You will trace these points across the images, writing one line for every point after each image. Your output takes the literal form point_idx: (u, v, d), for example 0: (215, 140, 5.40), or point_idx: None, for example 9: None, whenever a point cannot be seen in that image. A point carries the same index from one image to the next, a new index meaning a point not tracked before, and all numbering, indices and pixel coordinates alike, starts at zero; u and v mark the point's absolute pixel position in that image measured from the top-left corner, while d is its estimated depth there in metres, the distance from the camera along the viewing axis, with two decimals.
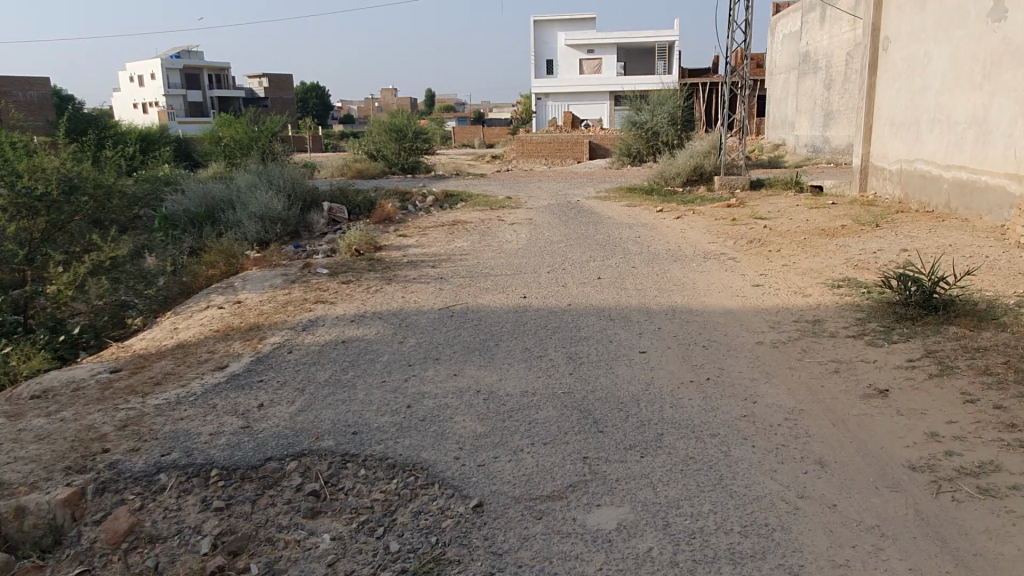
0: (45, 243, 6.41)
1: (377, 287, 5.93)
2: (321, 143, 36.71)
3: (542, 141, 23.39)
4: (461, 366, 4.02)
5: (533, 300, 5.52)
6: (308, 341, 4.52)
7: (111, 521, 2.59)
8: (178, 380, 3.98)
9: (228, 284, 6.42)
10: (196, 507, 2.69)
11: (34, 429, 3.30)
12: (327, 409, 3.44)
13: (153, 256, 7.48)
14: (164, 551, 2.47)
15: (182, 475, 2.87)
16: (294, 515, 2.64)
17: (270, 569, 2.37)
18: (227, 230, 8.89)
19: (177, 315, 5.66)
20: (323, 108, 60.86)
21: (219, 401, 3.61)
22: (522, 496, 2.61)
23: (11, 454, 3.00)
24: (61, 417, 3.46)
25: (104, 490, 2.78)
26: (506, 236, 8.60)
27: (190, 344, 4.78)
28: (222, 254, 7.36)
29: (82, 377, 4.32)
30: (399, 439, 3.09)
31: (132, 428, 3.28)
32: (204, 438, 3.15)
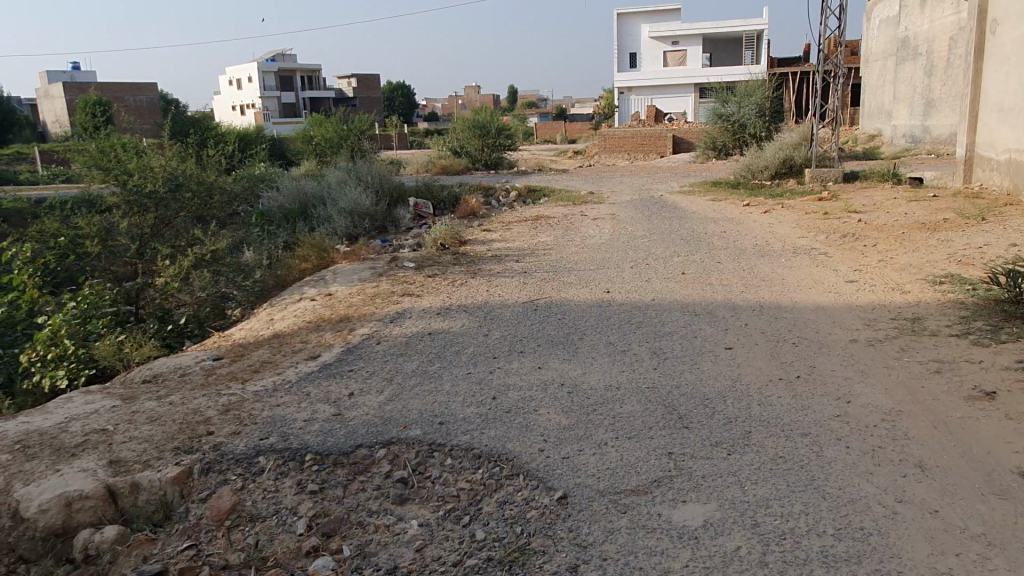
0: (154, 238, 6.83)
1: (462, 280, 6.03)
2: (406, 141, 37.61)
3: (624, 135, 23.14)
4: (544, 359, 4.04)
5: (616, 294, 5.49)
6: (396, 333, 4.64)
7: (215, 499, 2.75)
8: (274, 368, 4.17)
9: (319, 277, 6.66)
10: (292, 489, 2.82)
11: (146, 411, 3.55)
12: (414, 399, 3.54)
13: (250, 250, 7.86)
14: (263, 530, 2.60)
15: (279, 459, 3.01)
16: (383, 501, 2.73)
17: (360, 551, 2.46)
18: (319, 226, 9.22)
19: (273, 307, 5.93)
20: (409, 106, 62.21)
21: (313, 388, 3.76)
22: (607, 489, 2.61)
23: (126, 434, 3.24)
24: (170, 400, 3.70)
25: (209, 470, 2.95)
26: (589, 230, 8.58)
27: (285, 334, 5.01)
28: (314, 249, 7.65)
29: (187, 364, 4.61)
30: (484, 430, 3.15)
31: (233, 412, 3.46)
32: (299, 424, 3.29)
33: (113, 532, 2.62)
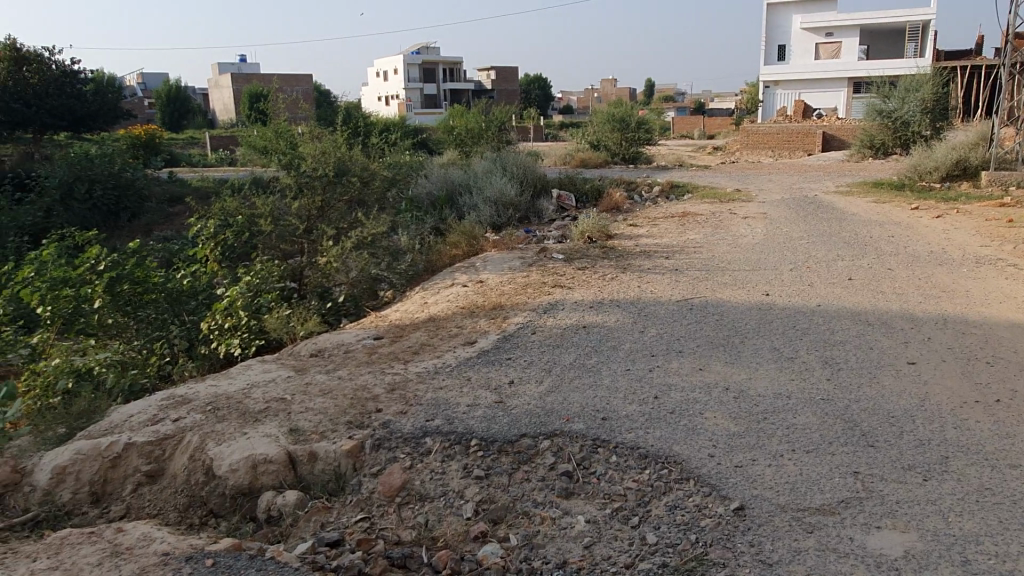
0: (320, 219, 7.26)
1: (612, 275, 5.94)
2: (541, 134, 37.86)
3: (770, 131, 22.07)
4: (706, 361, 3.89)
5: (776, 298, 5.20)
6: (550, 324, 4.64)
7: (387, 475, 2.85)
8: (434, 351, 4.30)
9: (470, 264, 6.80)
10: (459, 472, 2.86)
11: (319, 384, 3.80)
12: (574, 392, 3.50)
13: (403, 234, 8.16)
14: (432, 510, 2.66)
15: (445, 441, 3.06)
16: (549, 493, 2.71)
17: (528, 541, 2.44)
18: (465, 213, 9.44)
19: (427, 290, 6.11)
20: (545, 98, 62.41)
21: (473, 373, 3.83)
22: (788, 504, 2.46)
23: (302, 404, 3.48)
24: (340, 375, 3.94)
25: (380, 446, 3.06)
26: (740, 230, 8.22)
27: (440, 317, 5.14)
28: (463, 237, 7.82)
29: (350, 341, 4.85)
30: (649, 430, 3.06)
31: (399, 392, 3.60)
32: (463, 408, 3.35)
33: (293, 497, 2.80)
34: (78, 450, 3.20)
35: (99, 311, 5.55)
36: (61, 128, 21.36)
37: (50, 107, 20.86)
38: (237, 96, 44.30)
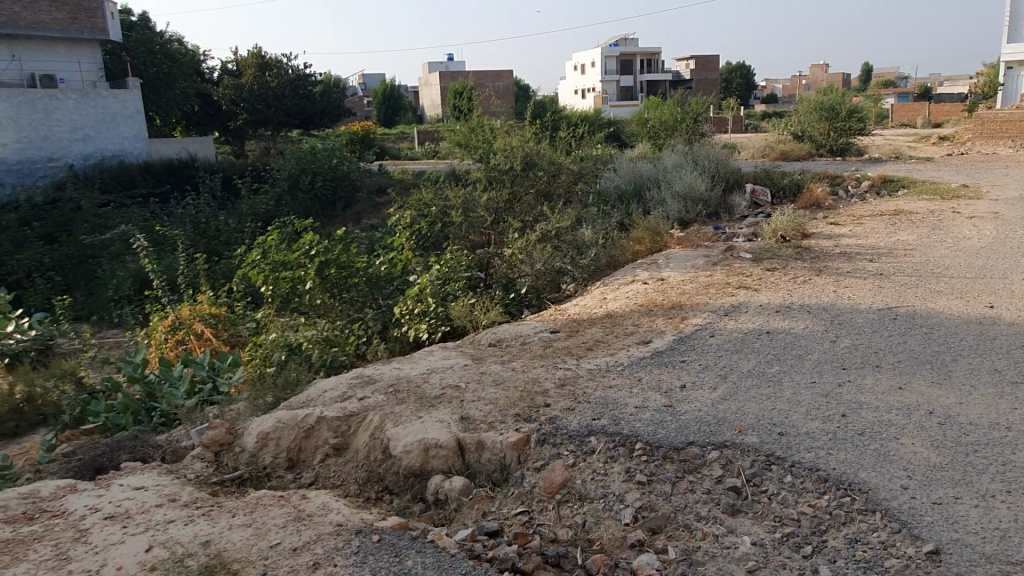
0: (507, 212, 7.46)
1: (806, 277, 5.53)
2: (741, 125, 36.16)
3: (1012, 118, 19.34)
4: (908, 379, 3.49)
5: (1003, 311, 4.56)
6: (731, 327, 4.42)
7: (548, 471, 2.87)
8: (607, 349, 4.28)
9: (652, 260, 6.66)
10: (620, 475, 2.81)
11: (494, 374, 3.92)
12: (751, 402, 3.30)
13: (587, 227, 8.18)
14: (590, 512, 2.65)
15: (610, 442, 3.02)
16: (713, 508, 2.59)
17: (687, 556, 2.34)
18: (652, 208, 9.26)
19: (607, 286, 6.08)
20: (747, 87, 59.41)
21: (644, 374, 3.76)
22: (996, 556, 2.15)
23: (475, 393, 3.61)
24: (514, 367, 4.04)
25: (545, 441, 3.09)
26: (964, 231, 7.30)
27: (617, 314, 5.10)
28: (648, 233, 7.69)
29: (527, 333, 4.97)
30: (833, 451, 2.80)
31: (568, 388, 3.61)
32: (631, 410, 3.28)
33: (459, 483, 2.92)
34: (280, 419, 3.56)
35: (310, 291, 6.12)
36: (293, 125, 24.00)
37: (285, 108, 23.38)
38: (443, 93, 46.83)
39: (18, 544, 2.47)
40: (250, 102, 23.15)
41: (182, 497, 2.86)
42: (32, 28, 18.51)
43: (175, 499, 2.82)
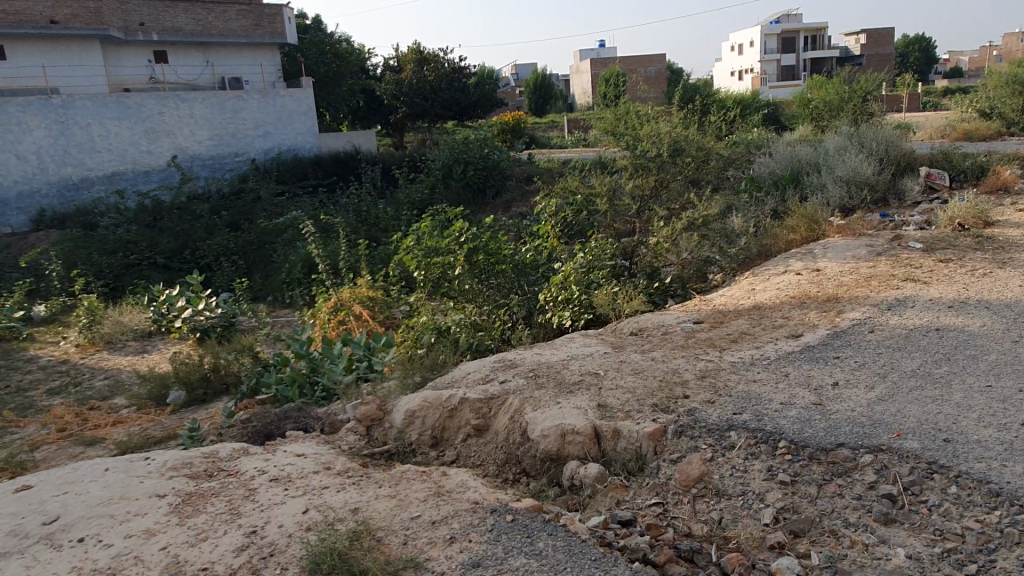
0: (653, 199, 7.34)
1: (985, 270, 5.01)
2: (918, 103, 33.14)
3: None
4: None
5: None
6: (894, 322, 4.11)
7: (685, 464, 2.81)
8: (753, 341, 4.13)
9: (808, 250, 6.31)
10: (761, 474, 2.71)
11: (633, 362, 3.90)
12: (912, 404, 3.06)
13: (737, 215, 7.87)
14: (727, 509, 2.58)
15: (752, 438, 2.91)
16: (863, 515, 2.44)
17: (833, 563, 2.23)
18: (810, 194, 8.75)
19: (756, 276, 5.83)
20: (927, 61, 54.25)
21: (792, 370, 3.58)
22: None
23: (614, 381, 3.61)
24: (654, 356, 4.00)
25: (682, 433, 3.03)
26: None
27: (766, 306, 4.89)
28: (804, 221, 7.29)
29: (670, 323, 4.89)
30: (1008, 463, 2.54)
31: (710, 379, 3.52)
32: (775, 406, 3.13)
33: (594, 470, 2.95)
34: (426, 398, 3.74)
35: (459, 277, 6.34)
36: (449, 117, 24.84)
37: (441, 100, 24.25)
38: (595, 80, 46.59)
39: (199, 497, 2.77)
40: (409, 96, 24.27)
41: (336, 466, 3.08)
42: (223, 35, 20.44)
43: (330, 467, 3.05)
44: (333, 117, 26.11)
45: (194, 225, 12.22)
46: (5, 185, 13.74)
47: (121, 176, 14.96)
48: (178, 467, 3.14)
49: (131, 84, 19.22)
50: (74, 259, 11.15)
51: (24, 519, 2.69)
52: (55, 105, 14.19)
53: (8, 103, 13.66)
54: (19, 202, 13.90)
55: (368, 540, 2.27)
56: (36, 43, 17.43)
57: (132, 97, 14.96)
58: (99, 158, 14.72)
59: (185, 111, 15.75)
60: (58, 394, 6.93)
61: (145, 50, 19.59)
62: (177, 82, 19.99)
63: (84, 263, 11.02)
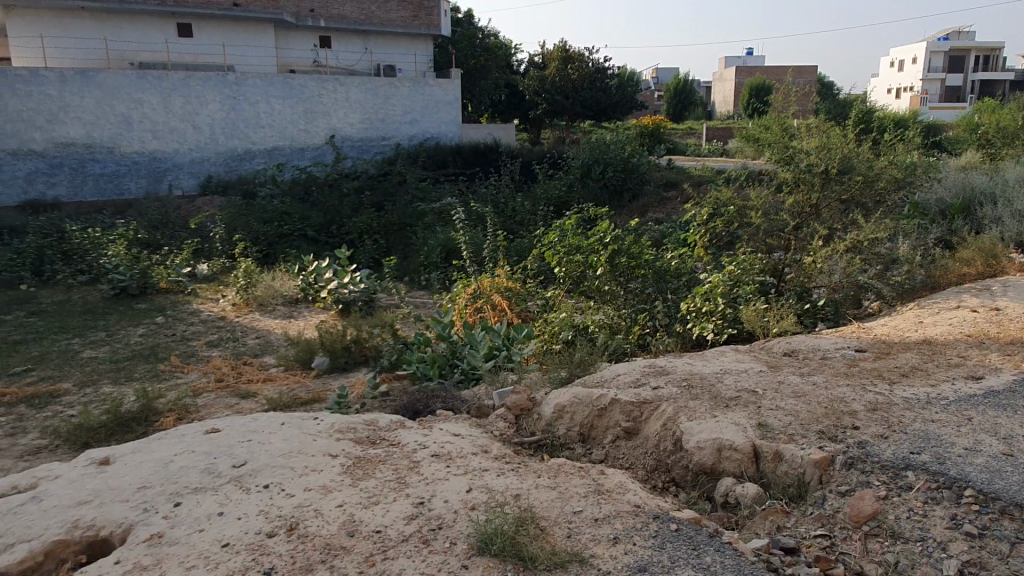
0: (813, 217, 6.96)
1: None
2: None
3: None
4: None
5: None
6: None
7: (856, 498, 2.68)
8: (926, 378, 3.85)
9: (984, 287, 5.81)
10: (944, 521, 2.53)
11: (793, 385, 3.73)
12: None
13: (903, 240, 7.33)
14: (905, 553, 2.43)
15: (932, 481, 2.71)
16: None
17: None
18: (984, 226, 8.02)
19: (923, 309, 5.45)
20: None
21: (976, 415, 3.30)
22: None
23: (773, 402, 3.47)
24: (814, 381, 3.81)
25: (852, 465, 2.88)
26: None
27: (937, 342, 4.54)
28: (981, 255, 6.70)
29: (827, 348, 4.64)
30: None
31: (881, 413, 3.31)
32: (959, 451, 2.91)
33: (753, 491, 2.87)
34: (576, 394, 3.75)
35: (600, 277, 6.30)
36: (588, 117, 24.78)
37: (582, 100, 24.26)
38: (738, 88, 44.90)
39: (368, 462, 2.93)
40: (551, 94, 24.47)
41: (492, 450, 3.16)
42: (383, 25, 21.30)
43: (487, 450, 3.13)
44: (474, 109, 26.68)
45: (343, 202, 12.87)
46: (180, 152, 14.94)
47: (280, 151, 16.02)
48: (344, 430, 3.33)
49: (296, 66, 20.66)
50: (235, 224, 12.01)
51: (215, 460, 2.94)
52: (230, 81, 15.29)
53: (191, 76, 14.85)
54: (190, 167, 15.10)
55: (534, 527, 2.32)
56: (218, 23, 18.83)
57: (297, 78, 15.89)
58: (262, 133, 15.79)
59: (342, 94, 16.56)
60: (216, 347, 7.51)
61: (311, 34, 20.75)
62: (336, 67, 21.10)
63: (244, 228, 11.84)
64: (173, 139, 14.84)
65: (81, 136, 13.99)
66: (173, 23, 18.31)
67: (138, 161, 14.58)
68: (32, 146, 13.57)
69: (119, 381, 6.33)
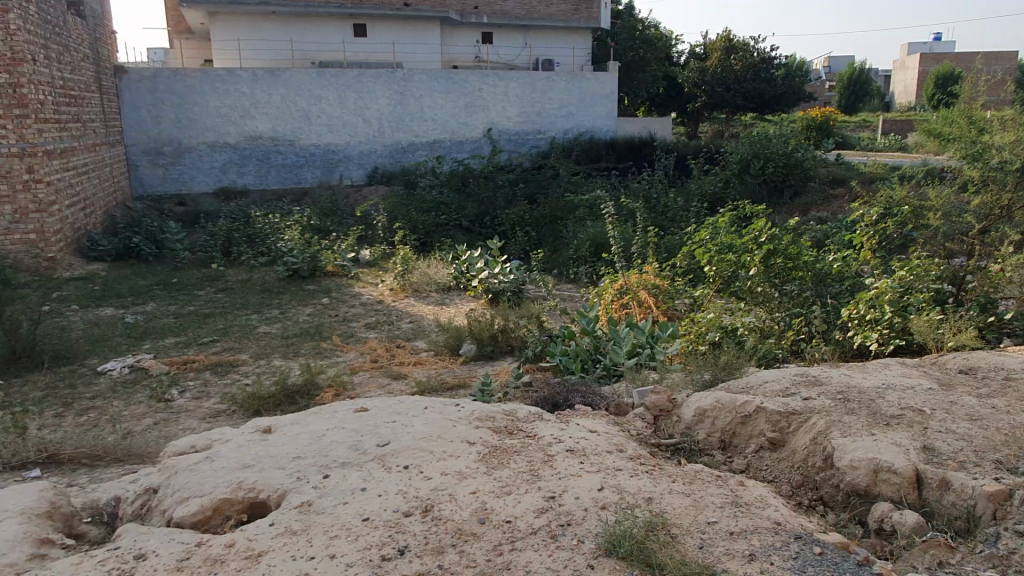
0: (1004, 220, 6.19)
1: None
2: None
3: None
4: None
5: None
6: None
7: None
8: None
9: None
10: None
11: (968, 407, 3.37)
12: None
13: None
14: None
15: None
16: None
17: None
18: None
19: None
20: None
21: None
22: None
23: (942, 423, 3.16)
24: (994, 404, 3.41)
25: None
26: None
27: None
28: None
29: (1013, 367, 4.15)
30: None
31: None
32: None
33: (912, 519, 2.64)
34: (719, 399, 3.58)
35: (752, 278, 6.01)
36: (750, 110, 23.68)
37: (744, 91, 23.24)
38: (922, 77, 41.08)
39: (504, 451, 2.98)
40: (710, 85, 23.65)
41: (628, 450, 3.11)
42: (544, 19, 21.48)
43: (622, 450, 3.08)
44: (630, 102, 26.31)
45: (497, 194, 13.17)
46: (351, 144, 15.96)
47: (440, 144, 16.63)
48: (484, 419, 3.41)
49: (460, 62, 21.34)
50: (396, 213, 12.63)
51: (362, 438, 3.11)
52: (398, 78, 16.05)
53: (363, 73, 15.75)
54: (359, 159, 16.07)
55: (664, 534, 2.27)
56: (390, 22, 19.82)
57: (459, 74, 16.39)
58: (425, 127, 16.45)
59: (501, 88, 16.86)
60: (373, 329, 7.95)
61: (475, 31, 21.34)
62: (497, 62, 21.57)
63: (404, 217, 12.42)
64: (345, 132, 15.86)
65: (267, 130, 15.30)
66: (350, 24, 19.50)
67: (314, 153, 15.73)
68: (227, 139, 15.06)
69: (288, 356, 6.87)
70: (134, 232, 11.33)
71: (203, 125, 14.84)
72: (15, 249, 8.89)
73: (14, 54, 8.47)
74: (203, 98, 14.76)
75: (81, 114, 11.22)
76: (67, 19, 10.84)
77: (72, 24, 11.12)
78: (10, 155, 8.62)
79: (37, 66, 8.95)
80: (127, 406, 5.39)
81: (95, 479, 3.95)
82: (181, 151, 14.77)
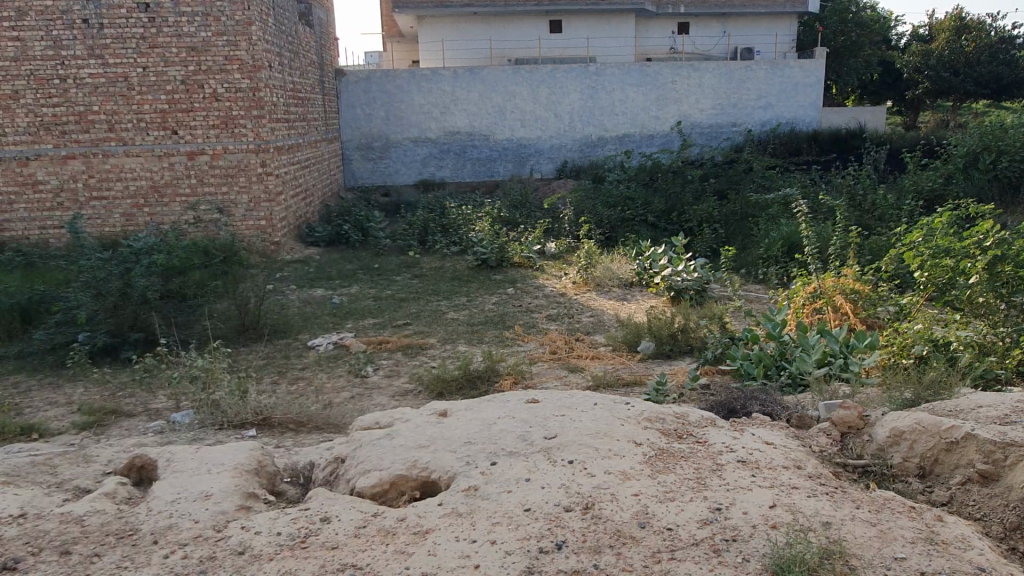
0: None
1: None
2: None
3: None
4: None
5: None
6: None
7: None
8: None
9: None
10: None
11: None
12: None
13: None
14: None
15: None
16: None
17: None
18: None
19: None
20: None
21: None
22: None
23: None
24: None
25: None
26: None
27: None
28: None
29: None
30: None
31: None
32: None
33: None
34: (919, 420, 3.21)
35: (972, 287, 5.31)
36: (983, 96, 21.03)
37: (977, 76, 20.65)
38: None
39: (670, 456, 2.90)
40: (935, 70, 21.32)
41: (807, 467, 2.90)
42: (745, 5, 20.49)
43: (801, 466, 2.88)
44: (840, 91, 24.35)
45: (685, 189, 12.81)
46: (542, 139, 16.26)
47: (630, 138, 16.42)
48: (652, 420, 3.34)
49: (653, 54, 21.00)
50: (582, 207, 12.68)
51: (530, 429, 3.17)
52: (590, 72, 16.00)
53: (557, 68, 15.93)
54: (549, 153, 16.33)
55: (841, 564, 2.14)
56: (585, 17, 19.89)
57: (652, 66, 16.07)
58: (616, 120, 16.30)
59: (696, 80, 16.30)
60: (554, 321, 8.07)
61: (671, 22, 20.86)
62: (692, 53, 20.97)
63: (590, 211, 12.46)
64: (538, 127, 16.19)
65: (465, 125, 16.02)
66: (547, 20, 19.81)
67: (507, 147, 16.24)
68: (428, 134, 15.98)
69: (472, 342, 7.17)
70: (344, 220, 12.38)
71: (407, 121, 15.86)
72: (248, 234, 10.04)
73: (254, 62, 9.53)
74: (409, 95, 15.73)
75: (306, 114, 12.43)
76: (298, 29, 12.05)
77: (302, 33, 12.34)
78: (247, 151, 9.74)
79: (272, 72, 10.02)
80: (329, 379, 5.92)
81: (299, 444, 4.38)
82: (388, 146, 15.94)
